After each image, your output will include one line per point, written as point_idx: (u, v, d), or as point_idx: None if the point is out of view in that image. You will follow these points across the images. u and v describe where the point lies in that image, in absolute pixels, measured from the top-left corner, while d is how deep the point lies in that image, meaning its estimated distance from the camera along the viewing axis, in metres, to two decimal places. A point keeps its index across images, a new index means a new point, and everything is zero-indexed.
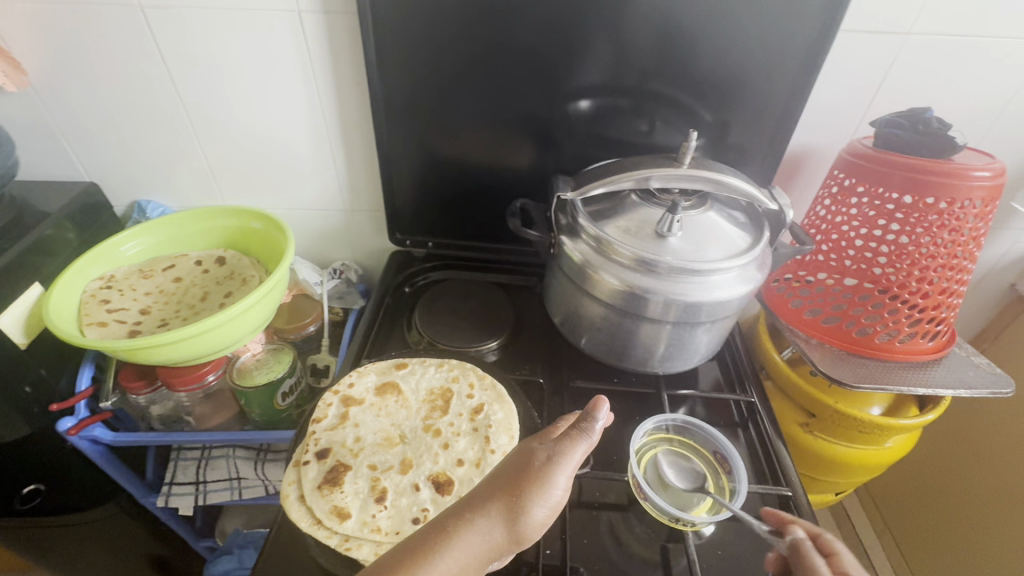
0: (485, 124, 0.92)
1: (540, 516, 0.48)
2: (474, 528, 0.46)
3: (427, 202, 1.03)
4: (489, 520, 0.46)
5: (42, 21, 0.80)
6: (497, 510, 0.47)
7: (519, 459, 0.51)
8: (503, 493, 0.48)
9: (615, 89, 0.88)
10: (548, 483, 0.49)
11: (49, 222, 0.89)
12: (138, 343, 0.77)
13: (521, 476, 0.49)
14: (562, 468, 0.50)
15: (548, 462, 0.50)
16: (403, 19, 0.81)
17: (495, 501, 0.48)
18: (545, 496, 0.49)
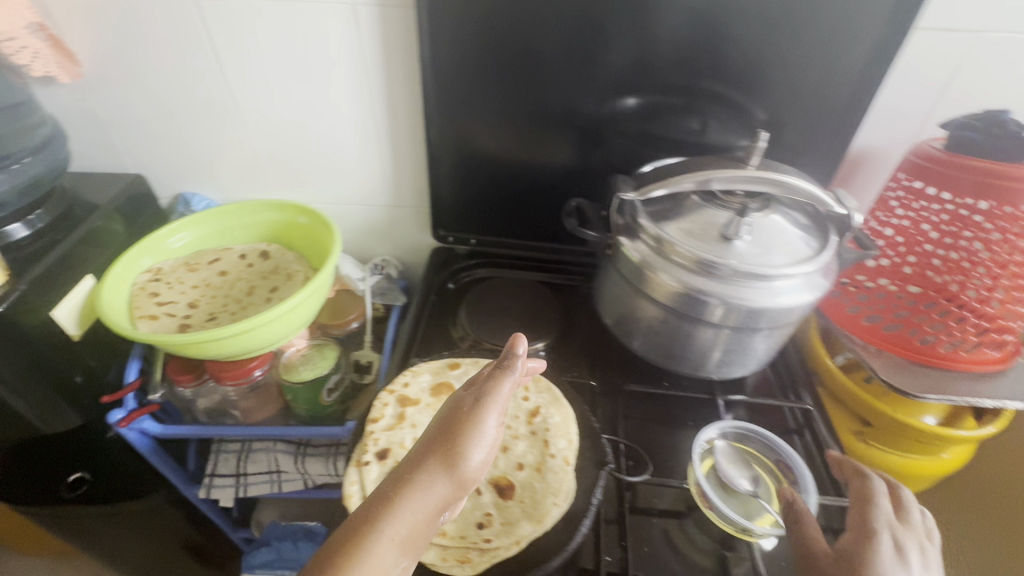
0: (532, 120, 0.90)
1: (478, 459, 0.47)
2: (410, 495, 0.44)
3: (471, 200, 1.01)
4: (428, 479, 0.45)
5: (97, 13, 0.80)
6: (431, 469, 0.45)
7: (450, 410, 0.50)
8: (431, 454, 0.46)
9: (664, 87, 0.86)
10: (479, 424, 0.48)
11: (99, 214, 0.89)
12: (193, 338, 0.77)
13: (453, 425, 0.48)
14: (493, 407, 0.50)
15: (475, 409, 0.49)
16: (459, 13, 0.79)
17: (431, 457, 0.46)
18: (479, 438, 0.48)
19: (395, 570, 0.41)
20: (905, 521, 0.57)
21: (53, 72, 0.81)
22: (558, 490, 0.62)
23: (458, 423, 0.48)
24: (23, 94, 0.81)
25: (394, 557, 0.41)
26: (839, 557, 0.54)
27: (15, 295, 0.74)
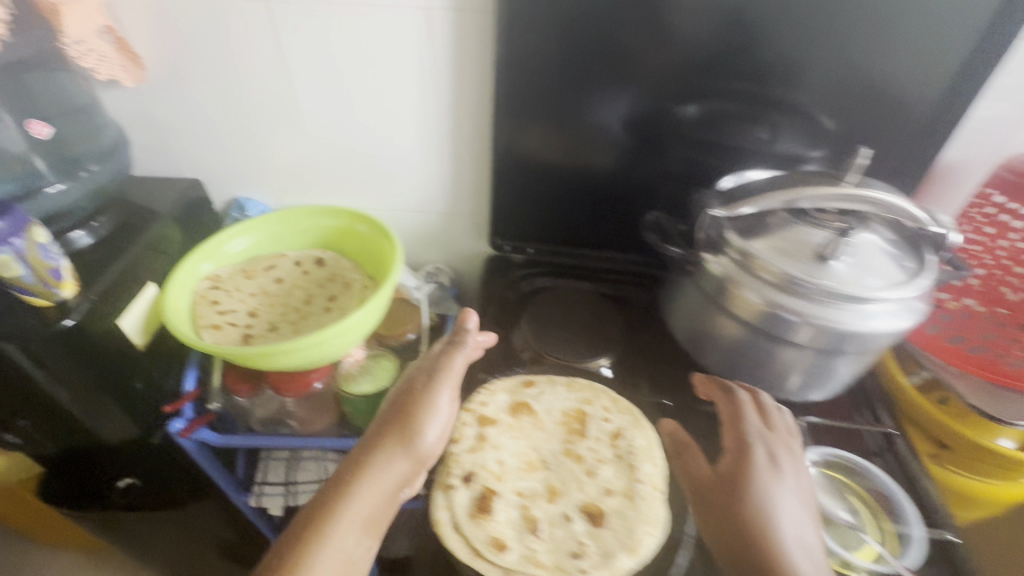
0: (599, 128, 0.88)
1: (434, 435, 0.61)
2: (367, 478, 0.58)
3: (530, 208, 0.98)
4: (383, 461, 0.59)
5: (164, 14, 0.78)
6: (387, 452, 0.60)
7: (405, 394, 0.64)
8: (383, 444, 0.60)
9: (720, 92, 0.83)
10: (432, 405, 0.62)
11: (161, 221, 0.86)
12: (267, 352, 0.76)
13: (408, 408, 0.62)
14: (445, 389, 0.64)
15: (421, 397, 0.63)
16: (536, 17, 0.76)
17: (389, 439, 0.60)
18: (433, 417, 0.62)
19: (359, 542, 0.56)
20: (772, 427, 0.62)
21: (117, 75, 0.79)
22: (650, 519, 0.61)
23: (407, 410, 0.63)
24: (85, 100, 0.80)
25: (358, 530, 0.56)
26: (727, 481, 0.57)
27: (85, 306, 0.72)
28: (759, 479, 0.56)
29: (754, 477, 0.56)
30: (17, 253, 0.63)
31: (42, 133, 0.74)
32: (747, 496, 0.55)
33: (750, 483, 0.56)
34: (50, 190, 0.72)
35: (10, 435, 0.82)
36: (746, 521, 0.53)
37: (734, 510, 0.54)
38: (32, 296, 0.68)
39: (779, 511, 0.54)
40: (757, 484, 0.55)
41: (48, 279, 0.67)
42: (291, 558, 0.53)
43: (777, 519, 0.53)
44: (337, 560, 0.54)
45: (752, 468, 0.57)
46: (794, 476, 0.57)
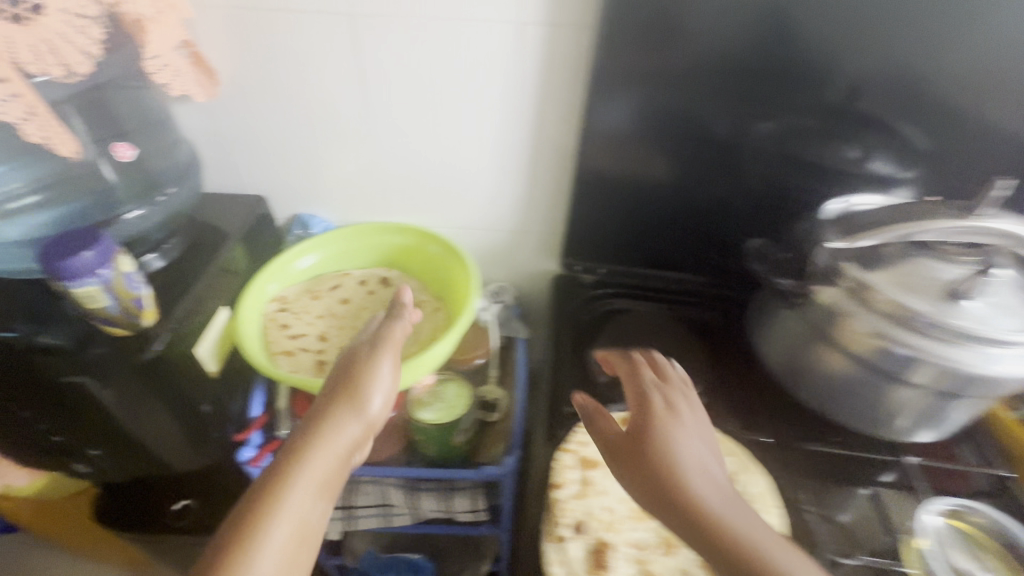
0: (688, 147, 0.83)
1: (381, 399, 0.56)
2: (315, 446, 0.51)
3: (607, 229, 0.93)
4: (332, 429, 0.53)
5: (244, 26, 0.74)
6: (335, 418, 0.54)
7: (343, 363, 0.60)
8: (330, 411, 0.54)
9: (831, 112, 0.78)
10: (375, 368, 0.58)
11: (231, 242, 0.82)
12: (350, 389, 0.74)
13: (351, 374, 0.58)
14: (388, 353, 0.60)
15: (366, 362, 0.59)
16: (637, 32, 0.72)
17: (337, 406, 0.55)
18: (377, 381, 0.57)
19: (315, 506, 0.48)
20: (665, 379, 0.55)
21: (192, 90, 0.74)
22: None
23: (352, 378, 0.57)
24: (162, 116, 0.76)
25: (314, 497, 0.49)
26: (637, 438, 0.49)
27: (167, 335, 0.68)
28: (676, 434, 0.48)
29: (665, 437, 0.48)
30: (105, 284, 0.60)
31: (126, 154, 0.71)
32: (655, 452, 0.47)
33: (660, 436, 0.48)
34: (129, 216, 0.69)
35: (78, 465, 0.77)
36: (674, 484, 0.45)
37: (650, 466, 0.47)
38: (114, 325, 0.65)
39: (695, 462, 0.47)
40: (667, 442, 0.48)
41: (131, 309, 0.63)
42: (234, 553, 0.44)
43: (697, 471, 0.46)
44: (290, 540, 0.46)
45: (662, 419, 0.50)
46: (691, 418, 0.51)
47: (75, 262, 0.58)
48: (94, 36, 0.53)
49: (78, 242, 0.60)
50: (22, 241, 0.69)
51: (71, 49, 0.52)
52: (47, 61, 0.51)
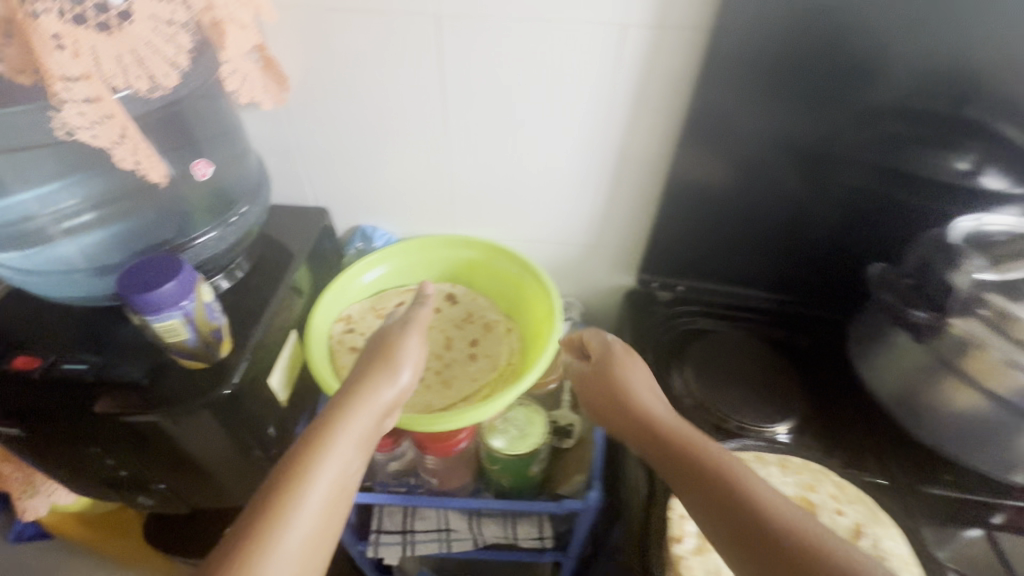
0: (788, 159, 0.77)
1: (413, 371, 0.62)
2: (357, 405, 0.56)
3: (687, 241, 0.88)
4: (373, 388, 0.58)
5: (317, 28, 0.68)
6: (376, 378, 0.59)
7: (377, 341, 0.65)
8: (370, 372, 0.59)
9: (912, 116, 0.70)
10: (407, 342, 0.64)
11: (298, 261, 0.77)
12: (438, 422, 0.70)
13: (384, 346, 0.63)
14: (417, 330, 0.66)
15: (397, 337, 0.65)
16: (752, 35, 0.65)
17: (374, 373, 0.60)
18: (409, 354, 0.63)
19: (355, 459, 0.52)
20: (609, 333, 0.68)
21: (260, 97, 0.68)
22: None
23: (389, 350, 0.63)
24: (230, 121, 0.67)
25: (355, 448, 0.53)
26: (603, 390, 0.62)
27: (243, 365, 0.63)
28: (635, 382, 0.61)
29: (626, 385, 0.60)
30: (186, 316, 0.55)
31: (206, 173, 0.64)
32: (616, 395, 0.60)
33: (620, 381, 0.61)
34: (201, 240, 0.63)
35: (140, 497, 0.73)
36: (632, 417, 0.57)
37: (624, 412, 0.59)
38: (189, 359, 0.59)
39: (650, 400, 0.58)
40: (630, 387, 0.60)
41: (209, 340, 0.58)
42: (294, 482, 0.48)
43: (650, 403, 0.58)
44: (337, 478, 0.50)
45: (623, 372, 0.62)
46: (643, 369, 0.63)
47: (156, 293, 0.52)
48: (185, 45, 0.48)
49: (157, 274, 0.54)
50: (87, 269, 0.62)
51: (157, 59, 0.46)
52: (132, 74, 0.45)
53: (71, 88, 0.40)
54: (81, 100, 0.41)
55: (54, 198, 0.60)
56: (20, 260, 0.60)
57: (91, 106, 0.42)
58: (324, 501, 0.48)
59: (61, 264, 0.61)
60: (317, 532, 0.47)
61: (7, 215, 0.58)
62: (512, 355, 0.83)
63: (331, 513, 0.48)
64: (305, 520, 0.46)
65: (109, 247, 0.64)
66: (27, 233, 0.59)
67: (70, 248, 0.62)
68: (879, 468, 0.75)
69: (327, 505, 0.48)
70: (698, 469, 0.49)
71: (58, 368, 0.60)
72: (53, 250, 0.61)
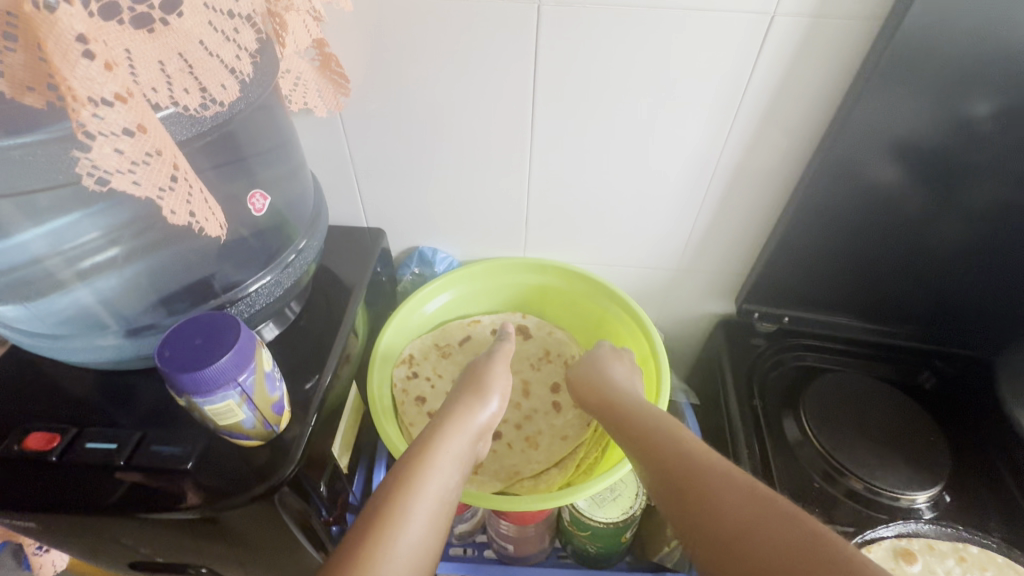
0: (952, 176, 0.62)
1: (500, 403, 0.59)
2: (453, 425, 0.53)
3: (807, 272, 0.74)
4: (468, 409, 0.55)
5: (393, 22, 0.56)
6: (467, 403, 0.56)
7: (466, 370, 0.63)
8: (464, 394, 0.57)
9: None
10: (494, 369, 0.62)
11: (358, 298, 0.66)
12: (549, 500, 0.57)
13: (472, 374, 0.62)
14: (502, 358, 0.65)
15: (483, 365, 0.63)
16: (943, 24, 0.51)
17: (463, 398, 0.57)
18: (500, 382, 0.61)
19: (455, 479, 0.48)
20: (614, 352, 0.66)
21: (312, 104, 0.55)
22: None
23: (478, 377, 0.61)
24: (286, 134, 0.55)
25: (455, 470, 0.48)
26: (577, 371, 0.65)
27: (307, 436, 0.52)
28: (608, 361, 0.64)
29: (602, 366, 0.64)
30: (244, 393, 0.44)
31: (261, 208, 0.52)
32: (592, 372, 0.63)
33: (596, 360, 0.65)
34: (256, 287, 0.51)
35: None
36: (597, 392, 0.60)
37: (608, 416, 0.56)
38: (246, 438, 0.48)
39: (617, 376, 0.62)
40: (603, 367, 0.63)
41: (269, 416, 0.47)
42: (394, 494, 0.43)
43: (620, 379, 0.61)
44: (443, 491, 0.46)
45: (598, 353, 0.66)
46: (610, 352, 0.66)
47: (210, 370, 0.41)
48: (249, 44, 0.37)
49: (209, 343, 0.42)
50: (113, 330, 0.50)
51: (213, 64, 0.35)
52: (180, 85, 0.33)
53: (105, 117, 0.28)
54: (118, 132, 0.28)
55: (71, 233, 0.44)
56: (22, 315, 0.47)
57: (132, 141, 0.29)
58: (431, 512, 0.44)
59: (77, 317, 0.49)
60: (429, 544, 0.42)
61: (9, 257, 0.42)
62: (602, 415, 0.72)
63: (439, 526, 0.44)
64: (415, 526, 0.42)
65: (137, 296, 0.50)
66: (31, 278, 0.44)
67: (88, 296, 0.48)
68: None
69: (436, 518, 0.44)
70: (642, 425, 0.51)
71: (78, 449, 0.49)
72: (67, 298, 0.47)
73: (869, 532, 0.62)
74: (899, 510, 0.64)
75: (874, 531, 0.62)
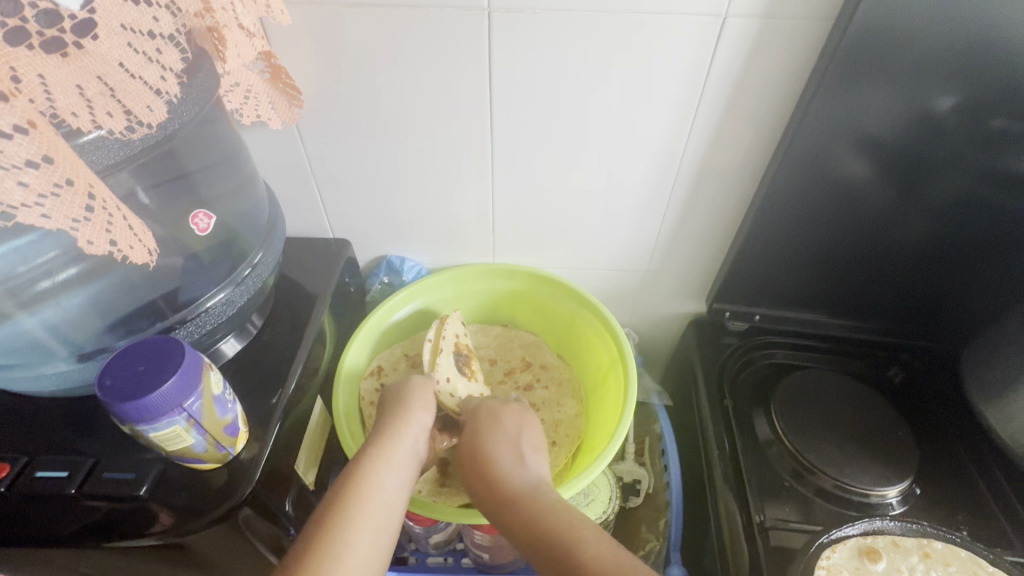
0: (909, 171, 0.63)
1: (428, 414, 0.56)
2: (389, 434, 0.52)
3: (773, 269, 0.74)
4: (398, 421, 0.53)
5: (339, 31, 0.55)
6: (396, 414, 0.54)
7: (399, 382, 0.60)
8: (396, 402, 0.56)
9: None
10: (418, 386, 0.58)
11: (323, 309, 0.65)
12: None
13: (395, 393, 0.58)
14: (423, 383, 0.59)
15: (403, 382, 0.60)
16: (889, 23, 0.51)
17: (393, 410, 0.55)
18: (427, 396, 0.58)
19: (399, 484, 0.49)
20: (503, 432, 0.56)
21: (264, 116, 0.54)
22: None
23: (405, 391, 0.58)
24: (233, 147, 0.54)
25: (398, 474, 0.49)
26: (469, 467, 0.54)
27: (267, 453, 0.52)
28: (493, 451, 0.54)
29: (492, 468, 0.52)
30: (192, 418, 0.44)
31: (206, 227, 0.51)
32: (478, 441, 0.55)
33: (484, 454, 0.54)
34: (210, 304, 0.51)
35: None
36: (477, 472, 0.53)
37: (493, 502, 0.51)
38: (199, 461, 0.48)
39: (519, 477, 0.51)
40: (495, 467, 0.52)
41: (222, 439, 0.47)
42: (337, 505, 0.45)
43: (507, 462, 0.53)
44: (387, 498, 0.47)
45: (484, 441, 0.55)
46: (514, 419, 0.57)
47: (153, 397, 0.41)
48: (174, 64, 0.36)
49: (153, 369, 0.42)
50: (63, 355, 0.48)
51: (136, 87, 0.34)
52: (102, 109, 0.32)
53: (5, 149, 0.28)
54: (21, 164, 0.29)
55: (24, 256, 0.42)
56: None
57: (37, 173, 0.29)
58: (376, 520, 0.45)
59: (22, 346, 0.47)
60: (377, 547, 0.44)
61: None
62: (573, 421, 0.72)
63: (386, 527, 0.45)
64: (359, 535, 0.43)
65: (87, 321, 0.48)
66: None
67: (33, 325, 0.46)
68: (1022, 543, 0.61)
69: (382, 523, 0.45)
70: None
71: (27, 479, 0.48)
72: (11, 327, 0.45)
73: (834, 531, 0.59)
74: (868, 505, 0.64)
75: (839, 529, 0.60)
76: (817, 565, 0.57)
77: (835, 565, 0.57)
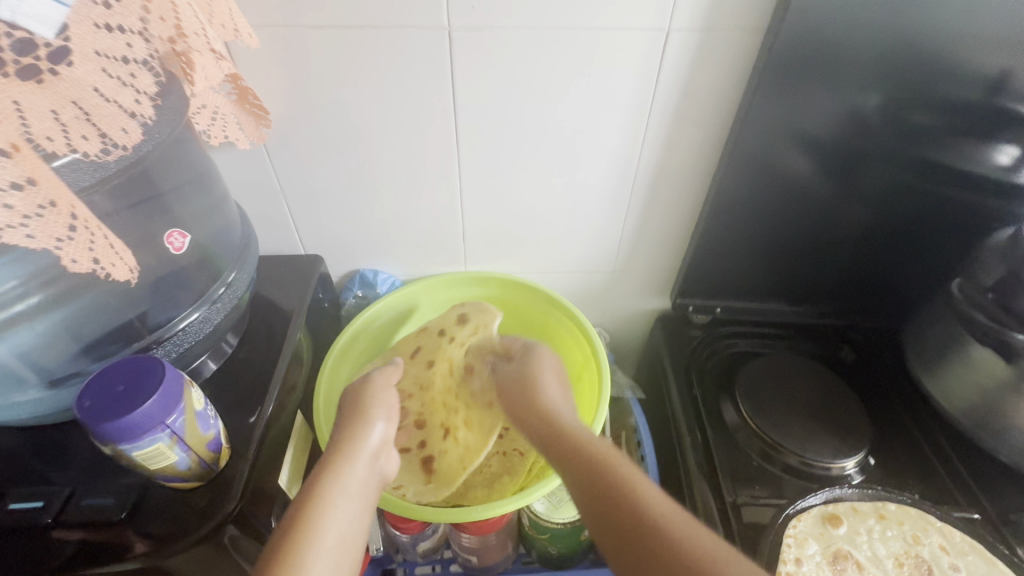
0: (842, 164, 0.68)
1: (381, 428, 0.55)
2: (344, 457, 0.50)
3: (729, 262, 0.79)
4: (353, 441, 0.52)
5: (306, 54, 0.57)
6: (350, 434, 0.53)
7: (350, 399, 0.58)
8: (350, 419, 0.55)
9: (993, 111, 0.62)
10: (374, 401, 0.57)
11: (299, 325, 0.66)
12: (498, 506, 0.59)
13: (350, 410, 0.56)
14: (380, 398, 0.58)
15: (356, 396, 0.58)
16: (814, 33, 0.56)
17: (345, 430, 0.54)
18: (386, 410, 0.57)
19: (357, 511, 0.46)
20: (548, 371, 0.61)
21: (233, 137, 0.55)
22: None
23: (357, 409, 0.56)
24: (203, 168, 0.55)
25: (354, 501, 0.47)
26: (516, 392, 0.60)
27: (249, 470, 0.52)
28: (543, 384, 0.59)
29: (540, 396, 0.57)
30: (175, 435, 0.44)
31: (181, 246, 0.51)
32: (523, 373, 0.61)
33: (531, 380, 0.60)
34: (186, 324, 0.51)
35: None
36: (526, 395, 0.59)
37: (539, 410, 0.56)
38: (180, 480, 0.48)
39: (559, 404, 0.56)
40: (541, 397, 0.57)
41: (204, 455, 0.47)
42: (291, 541, 0.42)
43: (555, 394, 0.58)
44: (346, 529, 0.44)
45: (537, 376, 0.60)
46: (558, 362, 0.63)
47: (136, 415, 0.41)
48: (148, 87, 0.37)
49: (135, 387, 0.42)
50: (32, 383, 0.48)
51: (111, 110, 0.35)
52: (77, 133, 0.33)
53: None
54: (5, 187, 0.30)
55: None
56: None
57: (21, 195, 0.30)
58: (336, 553, 0.42)
59: None
60: None
61: None
62: None
63: (347, 559, 0.43)
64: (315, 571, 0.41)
65: (56, 348, 0.48)
66: None
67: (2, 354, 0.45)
68: (967, 500, 0.66)
69: (341, 556, 0.43)
70: (608, 482, 0.45)
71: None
72: None
73: (799, 503, 0.66)
74: (830, 478, 0.68)
75: (803, 500, 0.66)
76: (784, 534, 0.63)
77: (800, 532, 0.64)
